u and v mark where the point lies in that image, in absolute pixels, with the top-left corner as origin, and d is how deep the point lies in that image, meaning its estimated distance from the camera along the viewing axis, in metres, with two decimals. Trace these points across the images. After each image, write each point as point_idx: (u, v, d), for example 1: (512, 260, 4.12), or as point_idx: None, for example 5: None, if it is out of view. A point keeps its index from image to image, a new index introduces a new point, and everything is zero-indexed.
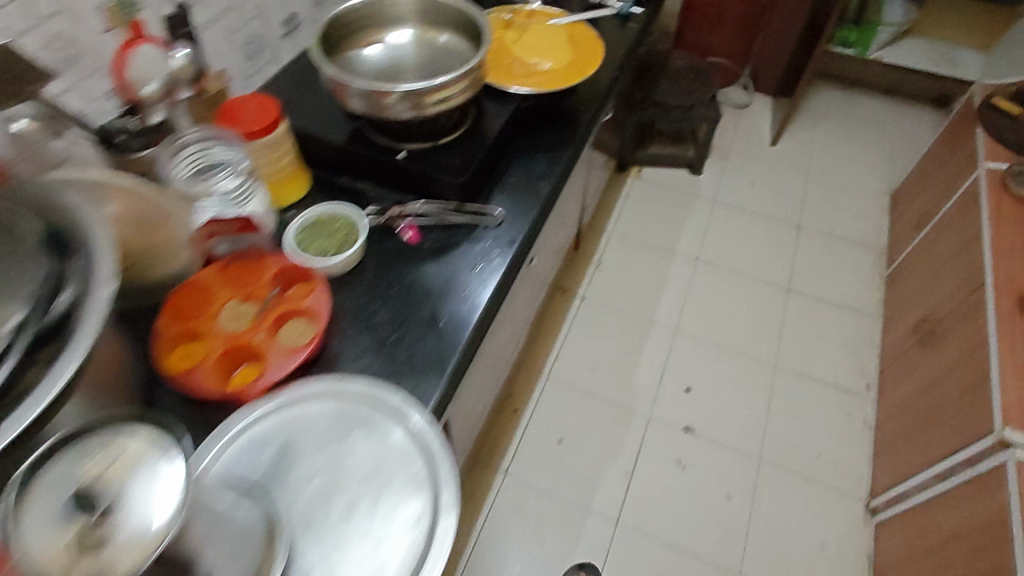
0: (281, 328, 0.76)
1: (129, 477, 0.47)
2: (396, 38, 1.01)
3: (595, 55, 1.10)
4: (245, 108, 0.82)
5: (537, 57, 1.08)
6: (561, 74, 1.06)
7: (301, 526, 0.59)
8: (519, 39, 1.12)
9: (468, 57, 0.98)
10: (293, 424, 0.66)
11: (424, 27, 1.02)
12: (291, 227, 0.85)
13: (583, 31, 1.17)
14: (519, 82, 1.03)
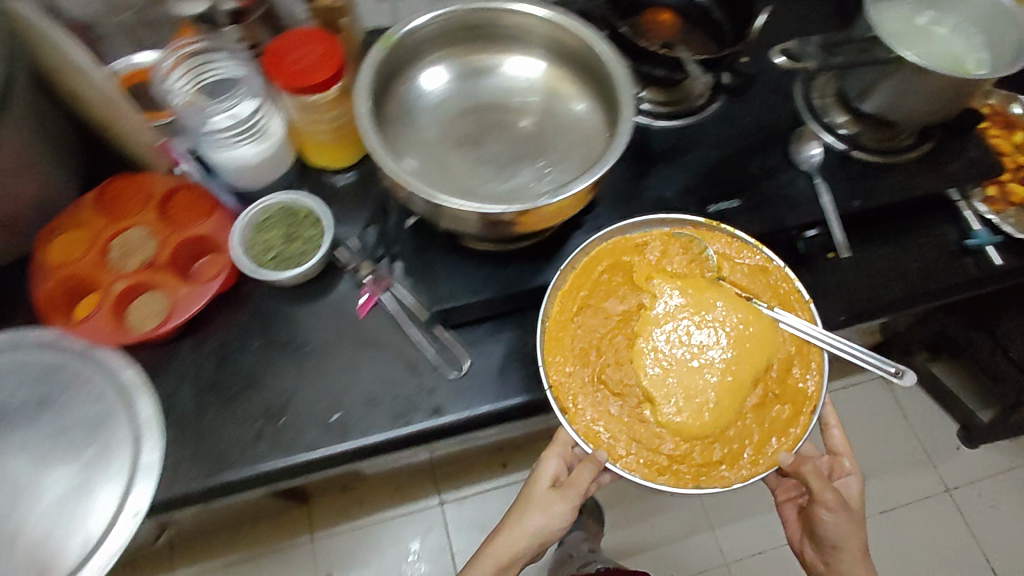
0: (144, 290, 0.71)
1: (259, 256, 0.74)
2: (514, 78, 0.72)
3: (770, 453, 0.60)
4: (292, 47, 0.70)
5: (669, 400, 0.60)
6: (665, 458, 0.59)
7: (33, 461, 0.65)
8: (668, 330, 0.62)
9: (586, 159, 0.66)
10: (72, 384, 0.68)
11: (568, 80, 0.70)
12: (267, 201, 0.75)
13: (793, 383, 0.62)
14: (591, 419, 0.61)
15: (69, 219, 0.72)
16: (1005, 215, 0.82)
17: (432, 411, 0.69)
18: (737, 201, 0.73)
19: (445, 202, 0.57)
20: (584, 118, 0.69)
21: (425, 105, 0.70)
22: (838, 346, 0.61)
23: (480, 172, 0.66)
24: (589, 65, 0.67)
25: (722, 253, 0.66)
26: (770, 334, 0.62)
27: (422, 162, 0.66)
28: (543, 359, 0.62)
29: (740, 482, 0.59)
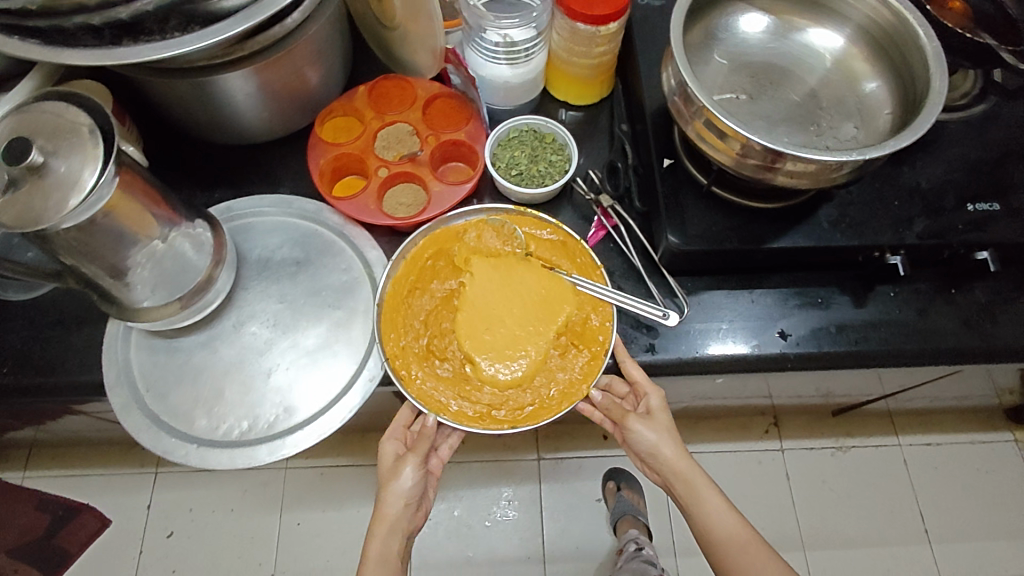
0: (402, 182, 0.77)
1: (503, 171, 0.77)
2: (812, 49, 0.71)
3: (588, 382, 0.67)
4: None
5: (496, 329, 0.69)
6: (485, 404, 0.67)
7: (289, 312, 0.72)
8: (475, 308, 0.69)
9: (864, 136, 0.66)
10: (324, 252, 0.75)
11: (868, 61, 0.69)
12: (519, 120, 0.79)
13: (590, 327, 0.70)
14: (415, 378, 0.68)
15: (344, 105, 0.79)
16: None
17: (646, 346, 0.73)
18: (997, 205, 0.71)
19: (733, 130, 0.59)
20: (873, 104, 0.67)
21: (719, 43, 0.71)
22: (624, 301, 0.69)
23: (753, 125, 0.67)
24: (897, 46, 0.65)
25: (530, 234, 0.75)
26: (567, 300, 0.70)
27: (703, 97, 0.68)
28: (380, 334, 0.68)
29: (544, 422, 0.66)
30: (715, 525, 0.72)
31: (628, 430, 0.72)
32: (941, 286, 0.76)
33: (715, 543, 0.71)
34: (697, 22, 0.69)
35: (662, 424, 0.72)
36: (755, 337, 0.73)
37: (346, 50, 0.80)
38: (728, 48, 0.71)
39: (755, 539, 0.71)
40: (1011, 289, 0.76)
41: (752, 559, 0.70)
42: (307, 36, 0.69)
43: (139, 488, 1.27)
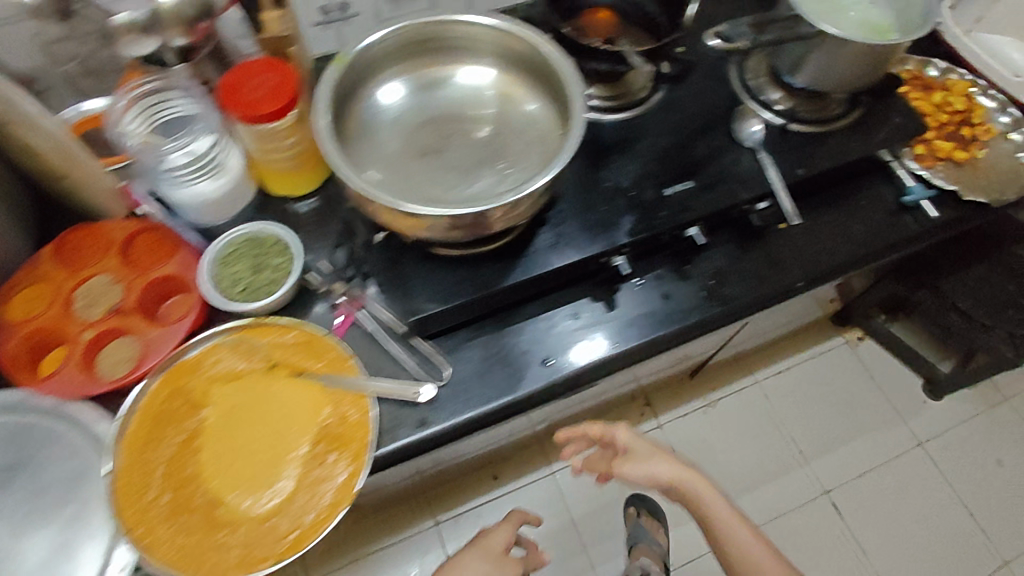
0: (114, 339, 0.69)
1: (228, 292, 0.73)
2: (468, 89, 0.72)
3: (353, 484, 0.64)
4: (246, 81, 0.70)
5: (245, 459, 0.64)
6: (244, 546, 0.61)
7: (12, 529, 0.62)
8: (221, 442, 0.65)
9: (544, 153, 0.68)
10: (43, 442, 0.66)
11: (521, 85, 0.72)
12: (230, 232, 0.74)
13: (348, 426, 0.67)
14: (164, 540, 0.61)
15: (26, 273, 0.71)
16: (934, 171, 0.88)
17: (418, 423, 0.70)
18: (691, 182, 0.75)
19: (419, 212, 0.59)
20: (540, 120, 0.70)
21: (383, 113, 0.70)
22: (384, 389, 0.68)
23: (440, 180, 0.67)
24: (536, 65, 0.69)
25: (272, 342, 0.72)
26: (320, 404, 0.68)
27: (383, 172, 0.66)
28: (116, 504, 0.61)
29: (310, 546, 0.62)
30: (746, 547, 0.77)
31: (622, 474, 0.80)
32: (676, 266, 0.81)
33: (730, 541, 0.77)
34: (347, 107, 0.68)
35: (681, 480, 0.79)
36: (523, 373, 0.73)
37: (13, 215, 0.71)
38: (387, 119, 0.70)
39: (760, 543, 0.77)
40: (737, 249, 0.82)
41: (757, 566, 0.75)
42: None
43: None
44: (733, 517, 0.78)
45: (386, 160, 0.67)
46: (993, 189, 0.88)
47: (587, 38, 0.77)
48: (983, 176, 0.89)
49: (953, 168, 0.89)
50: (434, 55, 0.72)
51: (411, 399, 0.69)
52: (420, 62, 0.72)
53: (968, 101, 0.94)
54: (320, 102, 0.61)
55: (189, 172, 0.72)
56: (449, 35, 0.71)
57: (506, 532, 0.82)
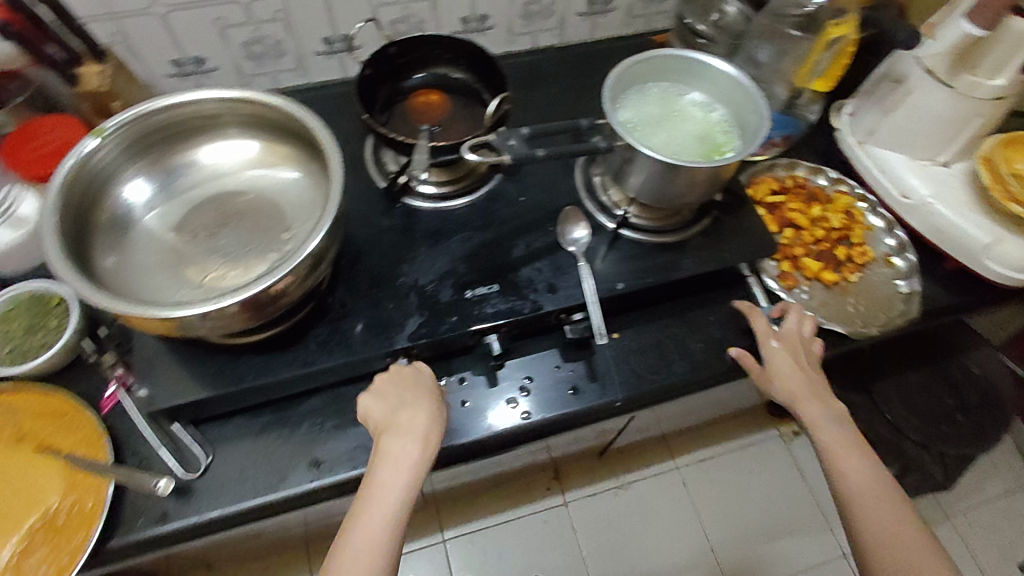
0: None
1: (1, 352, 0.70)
2: (232, 168, 0.70)
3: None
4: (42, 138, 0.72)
5: None
6: None
7: None
8: None
9: (310, 227, 0.66)
10: None
11: (292, 157, 0.70)
12: (13, 287, 0.72)
13: (75, 512, 0.63)
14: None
15: None
16: (797, 291, 0.82)
17: (157, 517, 0.65)
18: (495, 285, 0.71)
19: (170, 315, 0.55)
20: (311, 193, 0.68)
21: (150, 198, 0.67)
22: (121, 477, 0.63)
23: (198, 265, 0.63)
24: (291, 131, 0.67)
25: (30, 410, 0.68)
26: (54, 488, 0.64)
27: (138, 259, 0.63)
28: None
29: None
30: (878, 527, 0.62)
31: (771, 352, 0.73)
32: (485, 369, 0.74)
33: (851, 506, 0.64)
34: (99, 202, 0.63)
35: (822, 390, 0.71)
36: (285, 474, 0.68)
37: None
38: (141, 215, 0.66)
39: (918, 536, 0.61)
40: (557, 357, 0.75)
41: (896, 548, 0.61)
42: None
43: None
44: (850, 443, 0.68)
45: (151, 244, 0.65)
46: (865, 320, 0.80)
47: (411, 123, 0.75)
48: (854, 300, 0.82)
49: (821, 290, 0.83)
50: (180, 141, 0.68)
51: (147, 489, 0.63)
52: (172, 150, 0.68)
53: (849, 217, 0.89)
54: (57, 196, 0.57)
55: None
56: (189, 121, 0.67)
57: (427, 385, 0.66)
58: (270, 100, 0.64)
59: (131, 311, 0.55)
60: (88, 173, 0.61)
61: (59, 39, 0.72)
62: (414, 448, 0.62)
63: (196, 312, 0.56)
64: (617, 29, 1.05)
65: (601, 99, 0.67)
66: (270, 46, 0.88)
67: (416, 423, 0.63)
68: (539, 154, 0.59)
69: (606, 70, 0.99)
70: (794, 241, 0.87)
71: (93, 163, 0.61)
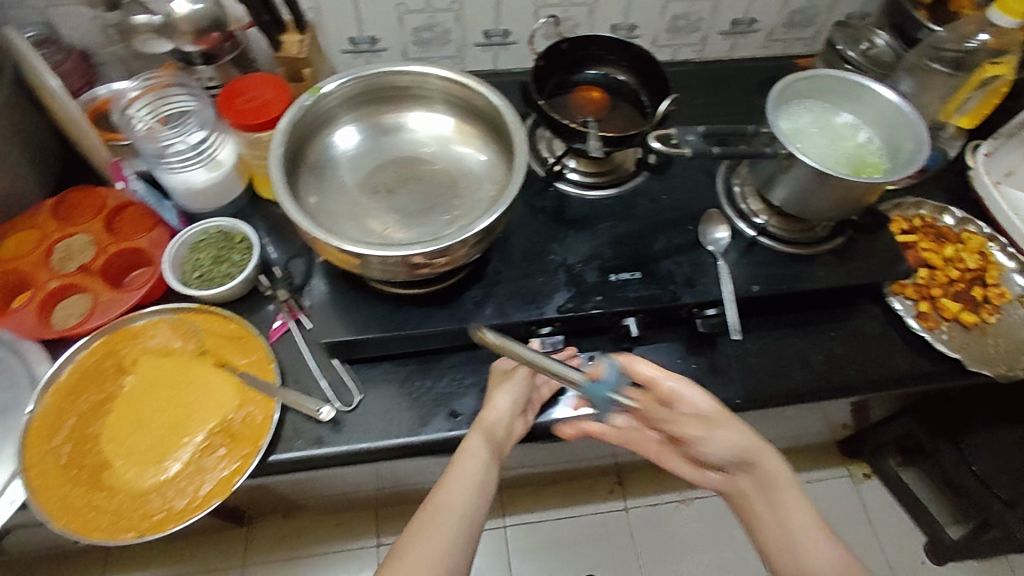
0: (74, 291, 0.76)
1: (184, 274, 0.79)
2: (419, 137, 0.77)
3: (232, 481, 0.67)
4: (250, 92, 0.79)
5: (143, 431, 0.69)
6: (112, 511, 0.64)
7: None
8: (130, 408, 0.70)
9: (486, 199, 0.72)
10: None
11: (474, 136, 0.77)
12: (208, 221, 0.82)
13: (246, 424, 0.70)
14: (49, 487, 0.65)
15: (27, 219, 0.80)
16: (938, 333, 0.82)
17: (312, 441, 0.72)
18: (637, 273, 0.75)
19: (361, 251, 0.62)
20: (488, 174, 0.75)
21: (343, 148, 0.75)
22: (288, 397, 0.71)
23: (383, 217, 0.70)
24: (481, 110, 0.74)
25: (209, 330, 0.77)
26: (227, 400, 0.72)
27: (330, 202, 0.71)
28: (24, 444, 0.67)
29: (173, 528, 0.64)
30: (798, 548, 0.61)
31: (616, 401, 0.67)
32: (613, 352, 0.78)
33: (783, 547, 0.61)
34: (304, 149, 0.71)
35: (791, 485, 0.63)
36: (426, 421, 0.74)
37: (34, 162, 0.82)
38: (335, 166, 0.73)
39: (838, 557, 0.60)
40: (682, 350, 0.79)
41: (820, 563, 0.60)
42: None
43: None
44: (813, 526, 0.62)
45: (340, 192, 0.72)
46: (1004, 362, 0.81)
47: (573, 114, 0.81)
48: (993, 341, 0.83)
49: (959, 330, 0.83)
50: (379, 107, 0.76)
51: (312, 413, 0.71)
52: (370, 114, 0.76)
53: (982, 259, 0.89)
54: (283, 132, 0.65)
55: (188, 160, 0.80)
56: (391, 89, 0.75)
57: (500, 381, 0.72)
58: (475, 85, 0.71)
59: (330, 244, 0.62)
60: (305, 118, 0.69)
61: (275, 7, 0.81)
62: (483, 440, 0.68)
63: (383, 255, 0.62)
64: (754, 51, 1.10)
65: (766, 108, 0.71)
66: (439, 33, 0.97)
67: (491, 417, 0.69)
68: (716, 150, 0.62)
69: (741, 88, 1.04)
70: (929, 282, 0.86)
71: (308, 112, 0.69)
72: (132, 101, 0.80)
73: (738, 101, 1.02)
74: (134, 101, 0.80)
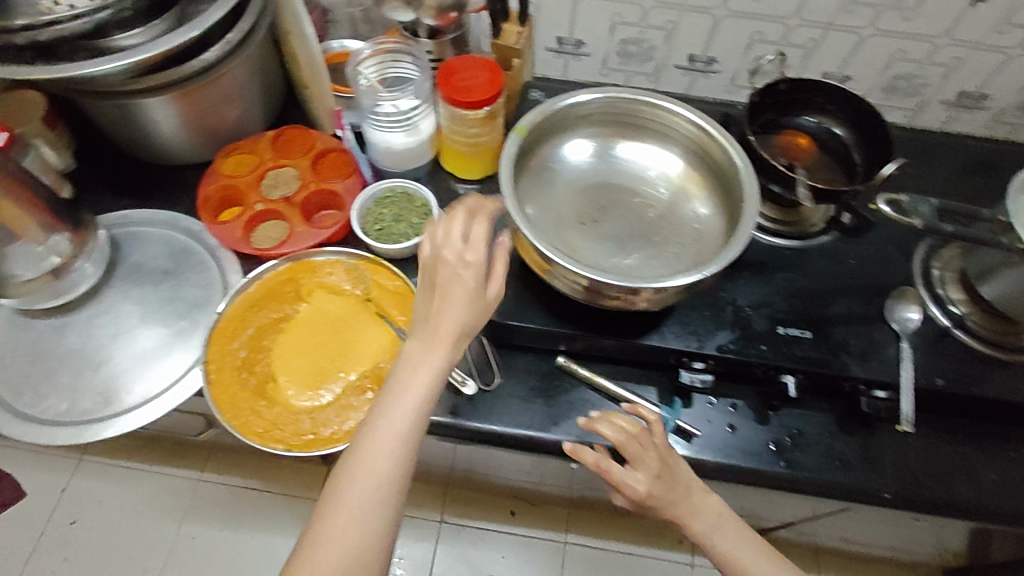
0: (272, 217, 0.84)
1: (365, 228, 0.84)
2: (634, 166, 0.76)
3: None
4: (464, 71, 0.83)
5: (308, 358, 0.75)
6: (270, 421, 0.71)
7: (143, 313, 0.79)
8: (301, 333, 0.76)
9: (700, 255, 0.70)
10: (194, 267, 0.83)
11: (698, 185, 0.74)
12: (394, 180, 0.87)
13: None
14: (223, 383, 0.72)
15: (250, 144, 0.90)
16: None
17: (449, 411, 0.74)
18: (808, 332, 0.71)
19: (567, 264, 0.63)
20: (700, 221, 0.72)
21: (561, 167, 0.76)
22: None
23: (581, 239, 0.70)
24: (719, 167, 0.72)
25: (377, 281, 0.81)
26: (383, 349, 0.76)
27: (542, 204, 0.72)
28: (208, 340, 0.74)
29: (316, 454, 0.69)
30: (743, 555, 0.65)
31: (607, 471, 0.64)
32: (759, 406, 0.74)
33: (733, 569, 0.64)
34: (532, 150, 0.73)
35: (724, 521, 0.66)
36: (559, 422, 0.74)
37: (267, 96, 0.92)
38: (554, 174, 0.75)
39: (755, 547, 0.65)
40: (834, 425, 0.73)
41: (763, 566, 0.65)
42: (224, 71, 0.81)
43: (62, 472, 1.40)
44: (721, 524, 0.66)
45: (550, 201, 0.73)
46: None
47: (777, 155, 0.79)
48: None
49: None
50: (614, 129, 0.76)
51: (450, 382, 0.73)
52: (600, 130, 0.77)
53: None
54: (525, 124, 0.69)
55: (394, 123, 0.85)
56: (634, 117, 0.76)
57: (466, 276, 0.57)
58: (722, 140, 0.70)
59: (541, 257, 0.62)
60: (534, 132, 0.72)
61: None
62: (449, 341, 0.58)
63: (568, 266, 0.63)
64: (974, 129, 1.01)
65: (1008, 193, 0.65)
66: (643, 48, 0.99)
67: (454, 315, 0.57)
68: (948, 227, 0.61)
69: (951, 164, 0.96)
70: None
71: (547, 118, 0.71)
72: (365, 56, 0.86)
73: (946, 178, 0.95)
74: (367, 57, 0.86)
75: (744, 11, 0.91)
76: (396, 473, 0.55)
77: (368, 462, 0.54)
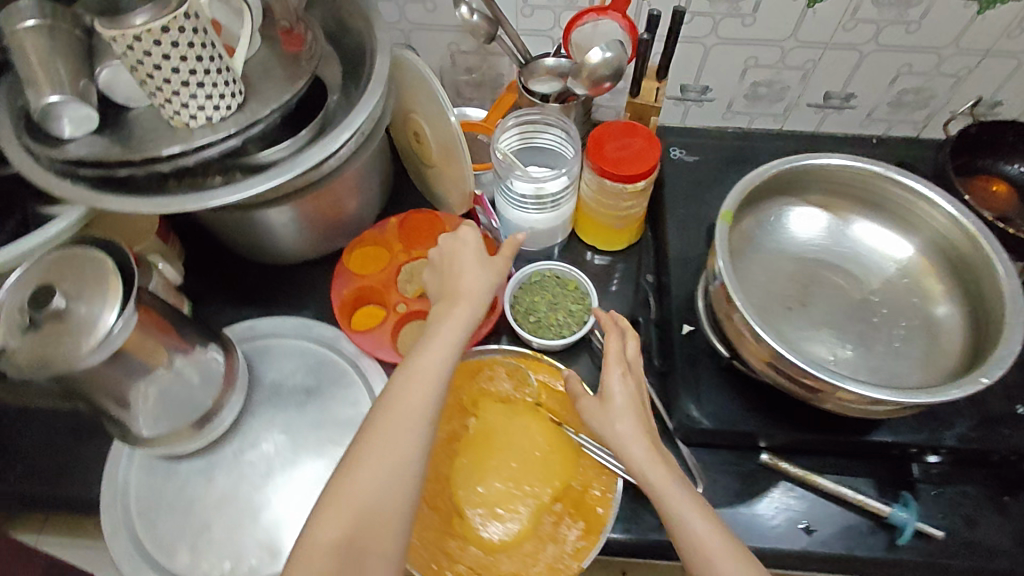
0: (415, 318, 0.77)
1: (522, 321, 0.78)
2: (859, 240, 0.70)
3: (579, 557, 0.64)
4: (619, 143, 0.75)
5: (491, 483, 0.68)
6: (467, 564, 0.65)
7: (291, 442, 0.72)
8: (477, 454, 0.70)
9: (933, 352, 0.63)
10: (334, 381, 0.76)
11: (927, 271, 0.68)
12: (541, 265, 0.80)
13: (589, 495, 0.68)
14: None
15: (374, 236, 0.83)
16: None
17: (654, 527, 0.68)
18: None
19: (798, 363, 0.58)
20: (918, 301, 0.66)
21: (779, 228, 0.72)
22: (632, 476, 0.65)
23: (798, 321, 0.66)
24: (962, 258, 0.64)
25: (543, 382, 0.75)
26: (568, 464, 0.69)
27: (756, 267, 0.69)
28: None
29: None
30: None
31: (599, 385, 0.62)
32: (993, 493, 0.69)
33: None
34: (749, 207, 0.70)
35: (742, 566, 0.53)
36: (774, 528, 0.69)
37: (384, 180, 0.85)
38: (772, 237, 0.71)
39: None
40: None
41: None
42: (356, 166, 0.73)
43: None
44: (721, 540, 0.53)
45: (766, 266, 0.69)
46: None
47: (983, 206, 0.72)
48: None
49: None
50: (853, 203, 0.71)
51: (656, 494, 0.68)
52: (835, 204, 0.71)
53: None
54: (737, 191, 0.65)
55: (537, 201, 0.77)
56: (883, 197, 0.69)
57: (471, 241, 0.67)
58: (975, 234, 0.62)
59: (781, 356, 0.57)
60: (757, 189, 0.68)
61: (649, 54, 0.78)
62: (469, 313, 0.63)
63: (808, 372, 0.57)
64: None
65: None
66: (776, 89, 0.92)
67: (473, 282, 0.64)
68: None
69: None
70: None
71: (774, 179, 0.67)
72: (507, 128, 0.78)
73: None
74: (508, 129, 0.78)
75: (895, 44, 0.84)
76: (416, 410, 0.58)
77: (388, 402, 0.58)
